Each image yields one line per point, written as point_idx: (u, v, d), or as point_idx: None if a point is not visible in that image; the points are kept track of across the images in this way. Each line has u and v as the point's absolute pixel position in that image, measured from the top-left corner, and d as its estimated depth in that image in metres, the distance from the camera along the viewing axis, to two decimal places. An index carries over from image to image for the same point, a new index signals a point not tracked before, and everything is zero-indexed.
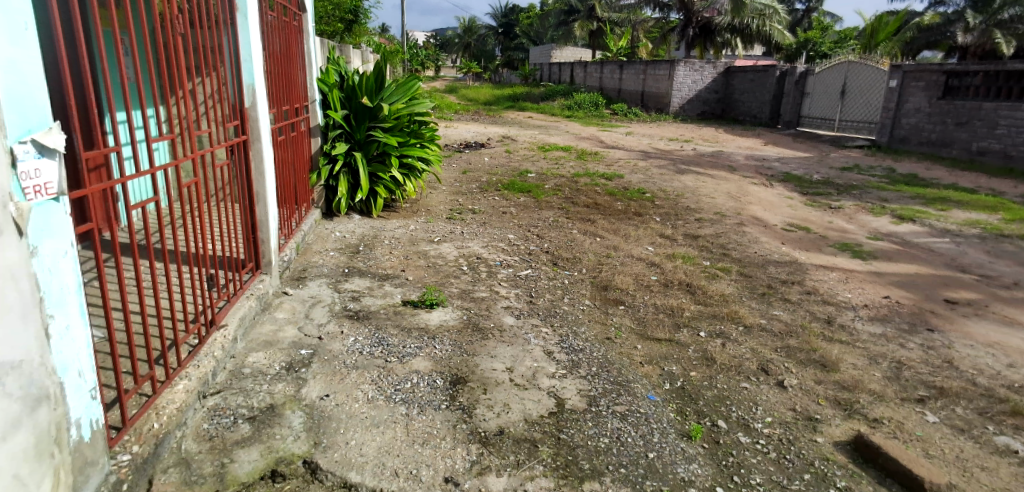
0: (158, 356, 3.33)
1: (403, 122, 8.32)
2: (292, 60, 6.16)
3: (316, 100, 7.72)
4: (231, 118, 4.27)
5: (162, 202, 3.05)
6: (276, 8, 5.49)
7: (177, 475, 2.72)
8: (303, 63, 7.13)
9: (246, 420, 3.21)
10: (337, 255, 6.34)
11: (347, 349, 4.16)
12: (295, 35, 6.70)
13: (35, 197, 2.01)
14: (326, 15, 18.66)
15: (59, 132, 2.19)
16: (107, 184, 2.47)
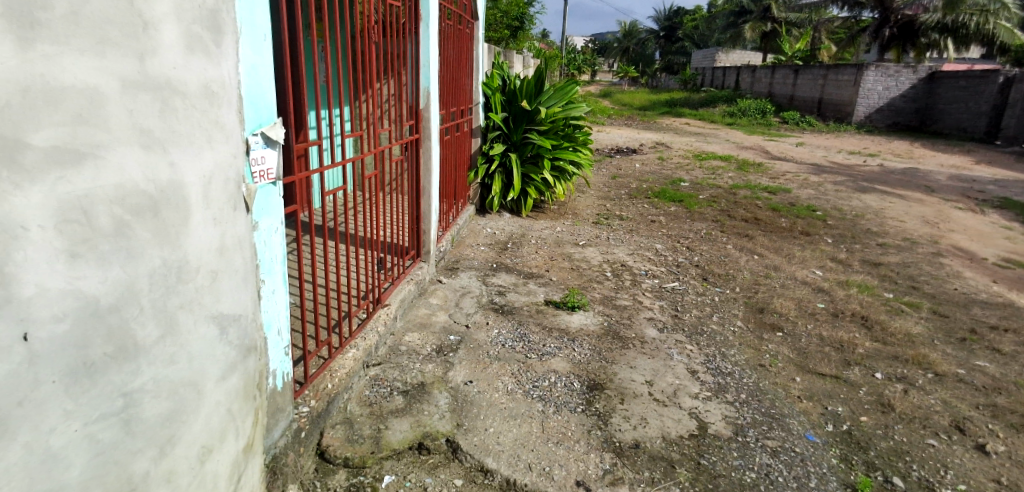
0: (334, 325, 3.78)
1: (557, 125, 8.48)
2: (462, 65, 6.61)
3: (480, 102, 8.20)
4: (408, 118, 4.70)
5: (349, 190, 3.44)
6: (452, 17, 5.94)
7: (342, 432, 3.08)
8: (472, 67, 7.63)
9: (400, 393, 3.52)
10: (486, 250, 6.68)
11: (491, 341, 4.36)
12: (467, 42, 7.19)
13: (260, 180, 2.40)
14: (494, 21, 19.78)
15: (281, 127, 2.58)
16: (309, 172, 2.85)
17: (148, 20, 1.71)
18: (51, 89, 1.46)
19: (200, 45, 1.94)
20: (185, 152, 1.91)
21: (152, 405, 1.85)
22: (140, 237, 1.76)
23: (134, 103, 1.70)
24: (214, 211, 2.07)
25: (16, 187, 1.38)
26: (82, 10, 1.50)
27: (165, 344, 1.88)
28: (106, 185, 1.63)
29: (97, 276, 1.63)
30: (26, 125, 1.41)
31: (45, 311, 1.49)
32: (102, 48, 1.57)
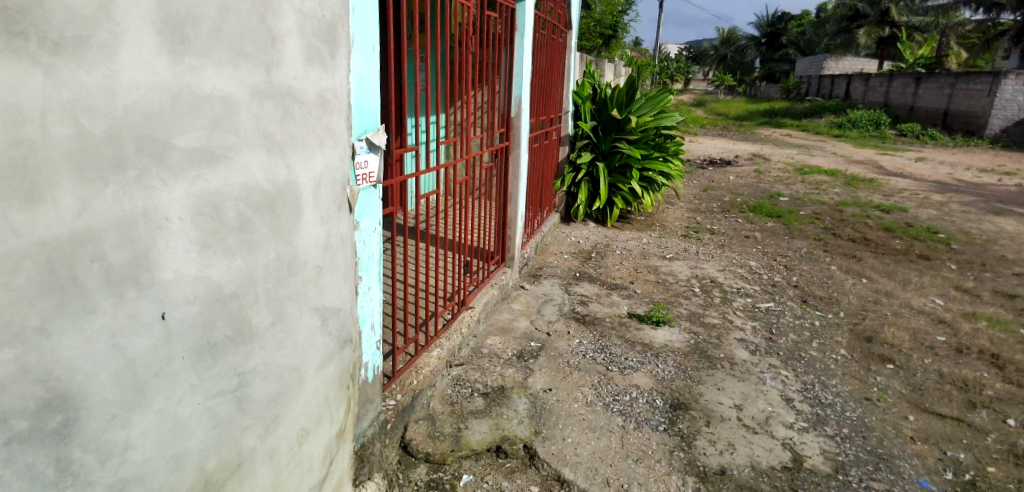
0: (421, 324, 3.93)
1: (647, 135, 8.31)
2: (553, 74, 6.67)
3: (569, 111, 8.23)
4: (499, 126, 4.81)
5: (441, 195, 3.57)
6: (546, 27, 6.01)
7: (424, 428, 3.19)
8: (563, 76, 7.67)
9: (481, 395, 3.59)
10: (569, 259, 6.67)
11: (572, 350, 4.34)
12: (559, 51, 7.25)
13: (363, 183, 2.54)
14: (587, 31, 19.93)
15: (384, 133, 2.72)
16: (405, 177, 2.98)
17: (276, 34, 1.87)
18: (195, 96, 1.64)
19: (318, 56, 2.10)
20: (301, 154, 2.07)
21: (261, 386, 2.02)
22: (260, 232, 1.93)
23: (260, 109, 1.86)
24: (322, 210, 2.23)
25: (163, 183, 1.58)
26: (223, 26, 1.68)
27: (275, 331, 2.06)
28: (234, 184, 1.81)
29: (223, 265, 1.81)
30: (174, 128, 1.59)
31: (180, 295, 1.68)
32: (238, 60, 1.75)
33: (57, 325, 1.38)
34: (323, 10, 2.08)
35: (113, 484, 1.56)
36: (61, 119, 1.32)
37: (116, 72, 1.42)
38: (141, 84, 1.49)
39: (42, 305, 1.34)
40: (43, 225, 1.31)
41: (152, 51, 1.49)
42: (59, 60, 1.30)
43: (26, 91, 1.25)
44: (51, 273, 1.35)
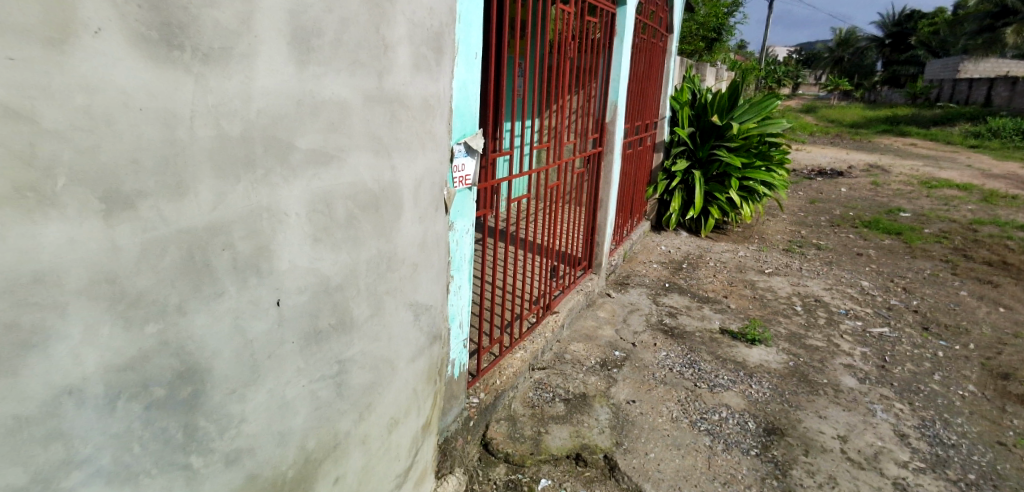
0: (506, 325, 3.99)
1: (750, 142, 7.88)
2: (650, 78, 6.52)
3: (666, 116, 8.02)
4: (593, 131, 4.79)
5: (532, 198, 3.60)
6: (646, 30, 5.89)
7: (505, 428, 3.24)
8: (661, 81, 7.48)
9: (562, 401, 3.58)
10: (658, 268, 6.49)
11: (658, 363, 4.21)
12: (659, 55, 7.08)
13: (459, 185, 2.62)
14: (688, 34, 19.42)
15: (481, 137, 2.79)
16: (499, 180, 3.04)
17: (388, 42, 1.98)
18: (316, 101, 1.77)
19: (425, 63, 2.19)
20: (404, 157, 2.17)
21: (358, 374, 2.14)
22: (364, 229, 2.06)
23: (371, 114, 1.98)
24: (420, 210, 2.33)
25: (284, 180, 1.73)
26: (343, 37, 1.80)
27: (372, 323, 2.17)
28: (345, 183, 1.94)
29: (331, 258, 1.94)
30: (296, 130, 1.74)
31: (293, 284, 1.83)
32: (354, 68, 1.87)
33: (192, 305, 1.56)
34: (431, 19, 2.17)
35: (229, 452, 1.73)
36: (205, 122, 1.49)
37: (251, 80, 1.58)
38: (272, 90, 1.64)
39: (181, 286, 1.52)
40: (186, 215, 1.50)
41: (282, 60, 1.64)
42: (207, 70, 1.47)
43: (179, 97, 1.43)
44: (189, 259, 1.53)
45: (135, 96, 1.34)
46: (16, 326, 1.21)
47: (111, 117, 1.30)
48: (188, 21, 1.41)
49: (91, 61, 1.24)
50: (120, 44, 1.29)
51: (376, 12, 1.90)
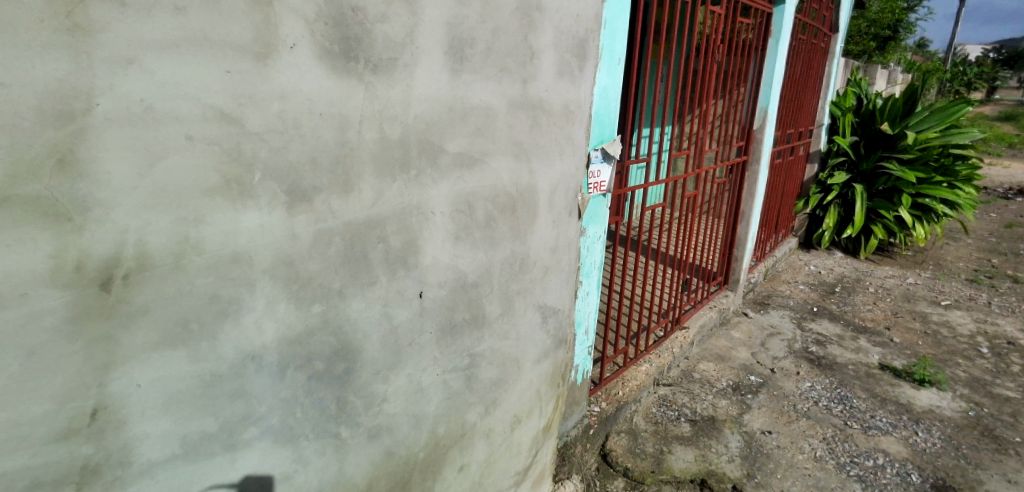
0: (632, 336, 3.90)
1: (930, 153, 6.86)
2: (808, 83, 5.98)
3: (824, 124, 7.31)
4: (738, 139, 4.52)
5: (669, 207, 3.48)
6: (807, 30, 5.42)
7: (625, 442, 3.15)
8: (820, 85, 6.84)
9: (688, 421, 3.41)
10: (806, 290, 5.92)
11: (801, 393, 3.84)
12: (820, 57, 6.47)
13: (594, 191, 2.60)
14: (855, 33, 17.57)
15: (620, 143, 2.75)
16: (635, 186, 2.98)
17: (534, 50, 2.04)
18: (466, 107, 1.88)
19: (568, 70, 2.22)
20: (543, 161, 2.22)
21: (487, 369, 2.23)
22: (501, 230, 2.13)
23: (514, 119, 2.05)
24: (554, 214, 2.36)
25: (433, 180, 1.85)
26: (494, 46, 1.89)
27: (502, 321, 2.25)
28: (486, 185, 2.03)
29: (469, 256, 2.05)
30: (447, 134, 1.85)
31: (435, 278, 1.96)
32: (501, 75, 1.95)
33: (350, 291, 1.74)
34: (578, 26, 2.19)
35: (372, 427, 1.89)
36: (371, 126, 1.65)
37: (412, 87, 1.71)
38: (429, 98, 1.76)
39: (342, 273, 1.70)
40: (349, 210, 1.67)
41: (439, 69, 1.76)
42: (376, 79, 1.63)
43: (352, 103, 1.59)
44: (350, 249, 1.70)
45: (318, 103, 1.52)
46: (218, 297, 1.45)
47: (298, 121, 1.49)
48: (364, 35, 1.57)
49: (286, 73, 1.44)
50: (309, 57, 1.47)
51: (525, 21, 1.97)
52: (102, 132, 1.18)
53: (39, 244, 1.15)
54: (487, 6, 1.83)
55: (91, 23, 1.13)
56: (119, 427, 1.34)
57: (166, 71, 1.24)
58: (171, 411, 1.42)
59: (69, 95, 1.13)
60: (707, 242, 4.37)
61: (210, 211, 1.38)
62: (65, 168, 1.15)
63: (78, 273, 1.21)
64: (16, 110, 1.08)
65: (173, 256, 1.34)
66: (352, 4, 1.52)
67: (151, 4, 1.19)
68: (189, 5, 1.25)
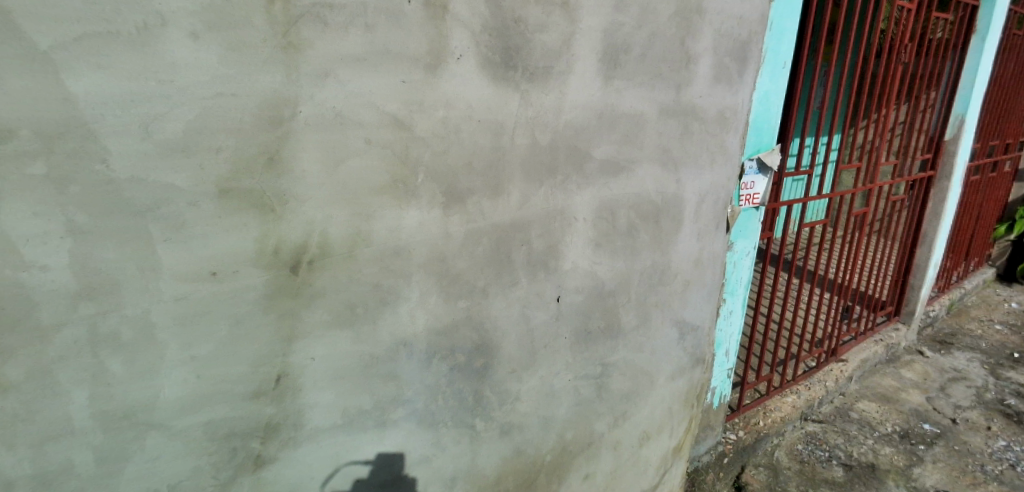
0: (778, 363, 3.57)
1: None
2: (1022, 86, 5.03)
3: None
4: (924, 151, 3.95)
5: (833, 226, 3.14)
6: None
7: (764, 477, 2.90)
8: None
9: (841, 465, 3.04)
10: (1005, 331, 4.98)
11: (992, 453, 3.24)
12: None
13: (745, 204, 2.41)
14: None
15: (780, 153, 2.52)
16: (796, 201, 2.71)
17: (692, 55, 1.96)
18: (616, 113, 1.86)
19: (726, 75, 2.09)
20: (692, 170, 2.13)
21: (618, 380, 2.19)
22: (643, 239, 2.08)
23: (665, 127, 1.99)
24: (700, 226, 2.24)
25: (578, 187, 1.86)
26: (649, 52, 1.85)
27: (637, 333, 2.19)
28: (630, 193, 1.99)
29: (608, 264, 2.02)
30: (595, 141, 1.85)
31: (573, 283, 1.97)
32: (654, 82, 1.91)
33: (493, 290, 1.81)
34: (740, 29, 2.06)
35: (504, 423, 1.95)
36: (523, 132, 1.71)
37: (564, 95, 1.74)
38: (580, 104, 1.78)
39: (487, 272, 1.78)
40: (498, 212, 1.74)
41: (592, 76, 1.77)
42: (532, 87, 1.67)
43: (508, 110, 1.66)
44: (496, 250, 1.77)
45: (477, 110, 1.60)
46: (380, 286, 1.59)
47: (459, 127, 1.59)
48: (524, 45, 1.62)
49: (451, 82, 1.54)
50: (473, 68, 1.56)
51: (683, 26, 1.90)
52: (302, 135, 1.36)
53: (248, 230, 1.35)
54: (645, 11, 1.80)
55: (301, 41, 1.30)
56: (295, 394, 1.53)
57: (355, 82, 1.40)
58: (336, 384, 1.59)
59: (280, 104, 1.32)
60: (876, 267, 3.88)
61: (379, 208, 1.52)
62: (272, 166, 1.34)
63: (275, 256, 1.41)
64: (242, 117, 1.28)
65: (348, 246, 1.50)
66: (515, 16, 1.58)
67: (347, 23, 1.35)
68: (377, 23, 1.39)
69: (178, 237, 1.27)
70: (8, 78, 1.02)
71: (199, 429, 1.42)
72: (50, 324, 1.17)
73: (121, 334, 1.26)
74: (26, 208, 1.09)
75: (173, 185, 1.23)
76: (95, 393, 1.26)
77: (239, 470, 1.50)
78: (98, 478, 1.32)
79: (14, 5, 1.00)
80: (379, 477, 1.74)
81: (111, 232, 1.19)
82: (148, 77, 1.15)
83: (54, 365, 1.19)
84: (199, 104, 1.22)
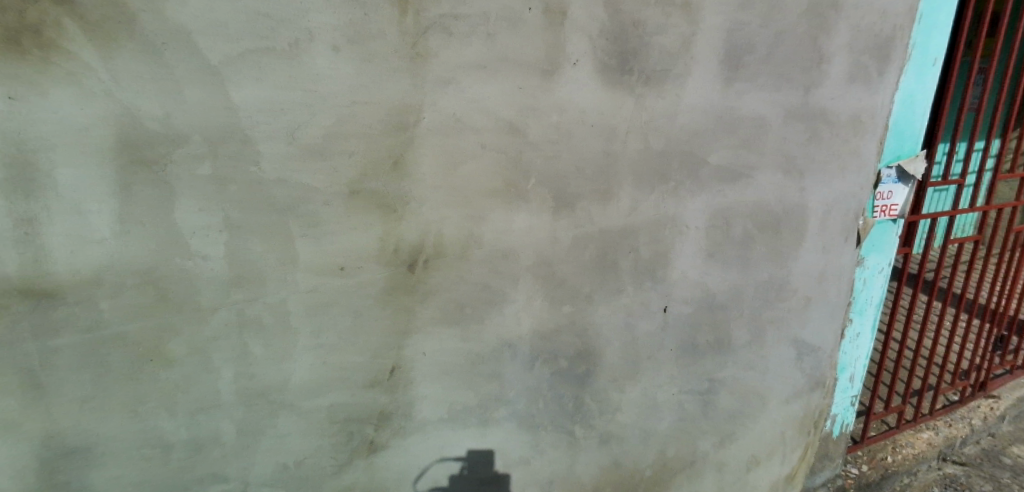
0: (912, 393, 3.19)
1: None
2: None
3: None
4: None
5: (989, 242, 2.74)
6: None
7: None
8: None
9: None
10: None
11: None
12: None
13: (880, 216, 2.17)
14: None
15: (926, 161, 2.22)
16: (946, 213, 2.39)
17: (824, 53, 1.81)
18: (735, 117, 1.76)
19: (863, 74, 1.90)
20: (818, 178, 1.96)
21: (726, 399, 2.08)
22: (759, 250, 1.96)
23: (789, 131, 1.86)
24: (825, 239, 2.06)
25: (691, 194, 1.79)
26: (775, 51, 1.74)
27: (749, 350, 2.07)
28: (748, 202, 1.88)
29: (720, 276, 1.93)
30: (712, 146, 1.76)
31: (681, 294, 1.89)
32: (779, 83, 1.78)
33: (598, 296, 1.78)
34: (884, 23, 1.86)
35: (604, 433, 1.93)
36: (636, 137, 1.66)
37: (681, 98, 1.67)
38: (697, 108, 1.70)
39: (592, 278, 1.76)
40: (606, 217, 1.71)
41: (712, 79, 1.69)
42: (647, 91, 1.63)
43: (621, 114, 1.62)
44: (603, 256, 1.75)
45: (590, 115, 1.59)
46: (488, 287, 1.62)
47: (571, 132, 1.58)
48: (641, 48, 1.58)
49: (566, 88, 1.54)
50: (588, 73, 1.55)
51: (815, 23, 1.76)
52: (424, 141, 1.42)
53: (372, 229, 1.44)
54: (773, 9, 1.69)
55: (427, 51, 1.36)
56: (407, 386, 1.60)
57: (474, 89, 1.44)
58: (443, 380, 1.64)
59: (405, 111, 1.38)
60: None
61: (491, 211, 1.56)
62: (396, 169, 1.42)
63: (395, 254, 1.48)
64: (372, 122, 1.36)
65: (460, 247, 1.55)
66: (633, 19, 1.54)
67: (470, 33, 1.39)
68: (498, 31, 1.42)
69: (312, 234, 1.38)
70: (186, 90, 1.18)
71: (322, 411, 1.53)
72: (206, 306, 1.32)
73: (262, 319, 1.39)
74: (194, 205, 1.25)
75: (310, 186, 1.34)
76: (238, 371, 1.41)
77: (354, 453, 1.61)
78: (238, 447, 1.47)
79: (193, 27, 1.15)
80: (472, 473, 1.77)
81: (258, 227, 1.32)
82: (296, 88, 1.27)
83: (208, 343, 1.35)
84: (336, 111, 1.32)
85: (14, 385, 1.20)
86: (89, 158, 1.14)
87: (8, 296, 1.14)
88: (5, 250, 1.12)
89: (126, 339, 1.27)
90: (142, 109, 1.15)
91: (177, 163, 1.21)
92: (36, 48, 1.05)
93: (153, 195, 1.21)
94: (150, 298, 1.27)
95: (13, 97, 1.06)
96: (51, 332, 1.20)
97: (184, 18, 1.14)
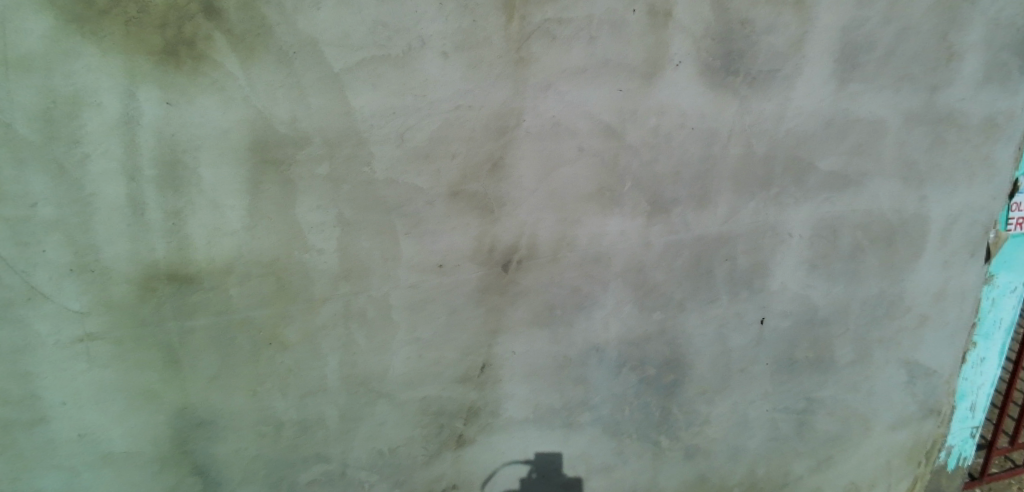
0: None
1: None
2: None
3: None
4: None
5: None
6: None
7: None
8: None
9: None
10: None
11: None
12: None
13: (1015, 229, 1.96)
14: None
15: None
16: None
17: (954, 51, 1.66)
18: (848, 121, 1.66)
19: (1001, 73, 1.72)
20: (941, 187, 1.80)
21: (824, 420, 1.97)
22: (870, 263, 1.83)
23: (910, 135, 1.72)
24: (947, 253, 1.89)
25: (795, 201, 1.70)
26: (897, 50, 1.62)
27: (852, 370, 1.93)
28: (858, 210, 1.76)
29: (824, 289, 1.81)
30: (820, 150, 1.67)
31: (780, 306, 1.80)
32: (899, 85, 1.66)
33: (689, 305, 1.73)
34: None
35: (690, 446, 1.88)
36: (737, 141, 1.60)
37: (789, 100, 1.59)
38: (805, 111, 1.61)
39: (685, 286, 1.71)
40: (702, 224, 1.66)
41: (824, 80, 1.60)
42: (752, 93, 1.56)
43: (723, 118, 1.57)
44: (697, 264, 1.69)
45: (690, 119, 1.55)
46: (579, 291, 1.62)
47: (670, 137, 1.55)
48: (748, 49, 1.52)
49: (667, 91, 1.50)
50: (690, 75, 1.50)
51: (945, 18, 1.61)
52: (522, 144, 1.45)
53: (469, 229, 1.48)
54: (896, 4, 1.57)
55: (530, 56, 1.38)
56: (495, 384, 1.64)
57: (573, 92, 1.44)
58: (530, 381, 1.66)
59: (506, 114, 1.41)
60: None
61: (585, 215, 1.56)
62: (495, 172, 1.45)
63: (489, 254, 1.52)
64: (474, 126, 1.40)
65: (552, 250, 1.56)
66: (741, 19, 1.48)
67: (573, 37, 1.39)
68: (601, 35, 1.41)
69: (414, 233, 1.44)
70: (312, 96, 1.27)
71: (415, 404, 1.59)
72: (319, 297, 1.42)
73: (366, 311, 1.47)
74: (313, 203, 1.34)
75: (415, 186, 1.40)
76: (343, 360, 1.50)
77: (443, 446, 1.66)
78: (339, 432, 1.56)
79: (320, 38, 1.24)
80: (547, 477, 1.78)
81: (366, 225, 1.40)
82: (406, 93, 1.33)
83: (318, 332, 1.45)
84: (442, 115, 1.37)
85: (157, 359, 1.36)
86: (228, 158, 1.26)
87: (156, 279, 1.30)
88: (156, 238, 1.27)
89: (249, 323, 1.39)
90: (274, 113, 1.26)
91: (301, 164, 1.31)
92: (190, 60, 1.18)
93: (280, 193, 1.32)
94: (271, 288, 1.38)
95: (170, 103, 1.20)
96: (188, 314, 1.35)
97: (313, 29, 1.23)
